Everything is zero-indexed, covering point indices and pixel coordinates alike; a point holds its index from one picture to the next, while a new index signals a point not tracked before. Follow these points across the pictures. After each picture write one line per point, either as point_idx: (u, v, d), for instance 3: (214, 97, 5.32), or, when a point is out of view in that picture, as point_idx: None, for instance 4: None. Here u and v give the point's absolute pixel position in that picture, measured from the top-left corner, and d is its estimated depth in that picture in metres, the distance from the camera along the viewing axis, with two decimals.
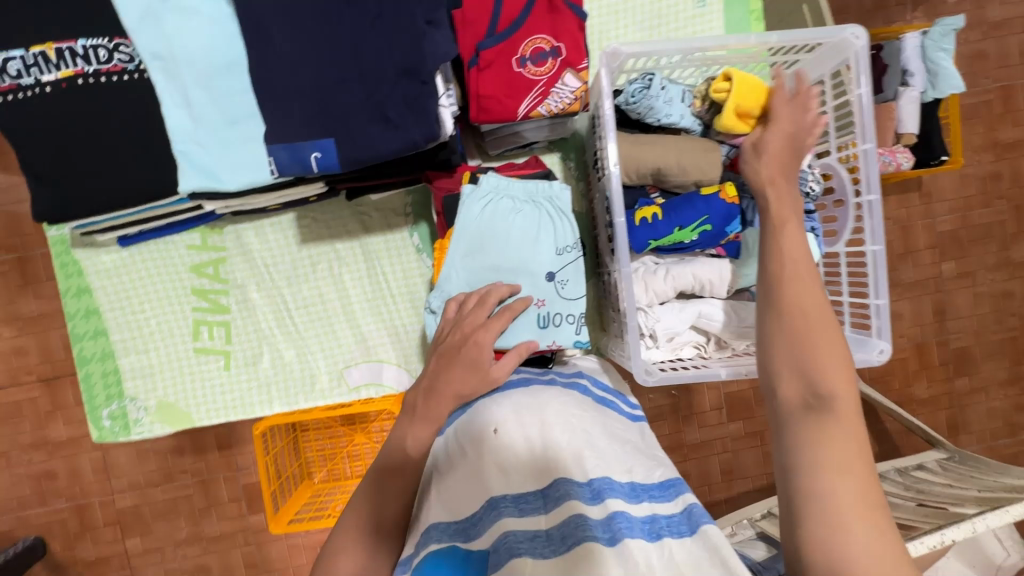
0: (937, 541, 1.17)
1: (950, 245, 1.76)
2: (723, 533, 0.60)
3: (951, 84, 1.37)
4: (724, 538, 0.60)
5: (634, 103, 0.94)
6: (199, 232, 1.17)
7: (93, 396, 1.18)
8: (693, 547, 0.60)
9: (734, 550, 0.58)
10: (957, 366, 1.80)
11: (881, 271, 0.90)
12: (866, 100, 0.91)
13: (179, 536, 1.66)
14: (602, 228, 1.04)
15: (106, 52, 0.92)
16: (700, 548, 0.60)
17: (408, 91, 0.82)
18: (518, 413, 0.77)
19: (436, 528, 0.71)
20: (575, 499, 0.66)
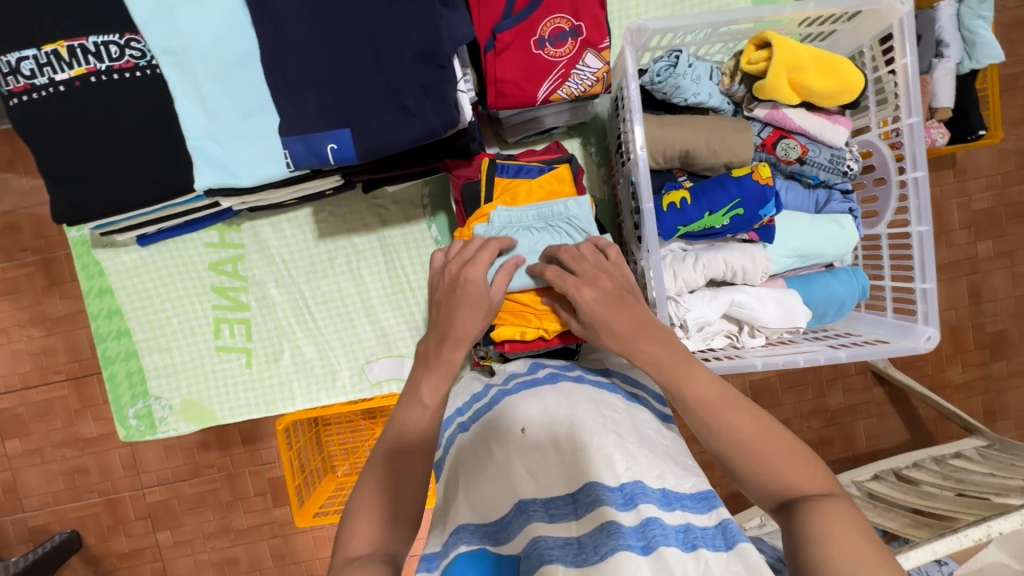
0: (982, 533, 1.12)
1: (988, 224, 1.68)
2: (760, 552, 0.60)
3: (989, 54, 1.29)
4: (761, 559, 0.59)
5: (660, 82, 0.90)
6: (216, 230, 1.16)
7: (118, 396, 1.19)
8: (730, 562, 0.61)
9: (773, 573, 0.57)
10: (995, 350, 1.72)
11: (928, 254, 0.84)
12: (913, 71, 0.85)
13: (208, 528, 1.69)
14: (628, 215, 1.00)
15: (118, 48, 0.91)
16: (737, 564, 0.60)
17: (425, 77, 0.79)
18: (547, 413, 0.77)
19: (465, 528, 0.72)
20: (607, 506, 0.67)
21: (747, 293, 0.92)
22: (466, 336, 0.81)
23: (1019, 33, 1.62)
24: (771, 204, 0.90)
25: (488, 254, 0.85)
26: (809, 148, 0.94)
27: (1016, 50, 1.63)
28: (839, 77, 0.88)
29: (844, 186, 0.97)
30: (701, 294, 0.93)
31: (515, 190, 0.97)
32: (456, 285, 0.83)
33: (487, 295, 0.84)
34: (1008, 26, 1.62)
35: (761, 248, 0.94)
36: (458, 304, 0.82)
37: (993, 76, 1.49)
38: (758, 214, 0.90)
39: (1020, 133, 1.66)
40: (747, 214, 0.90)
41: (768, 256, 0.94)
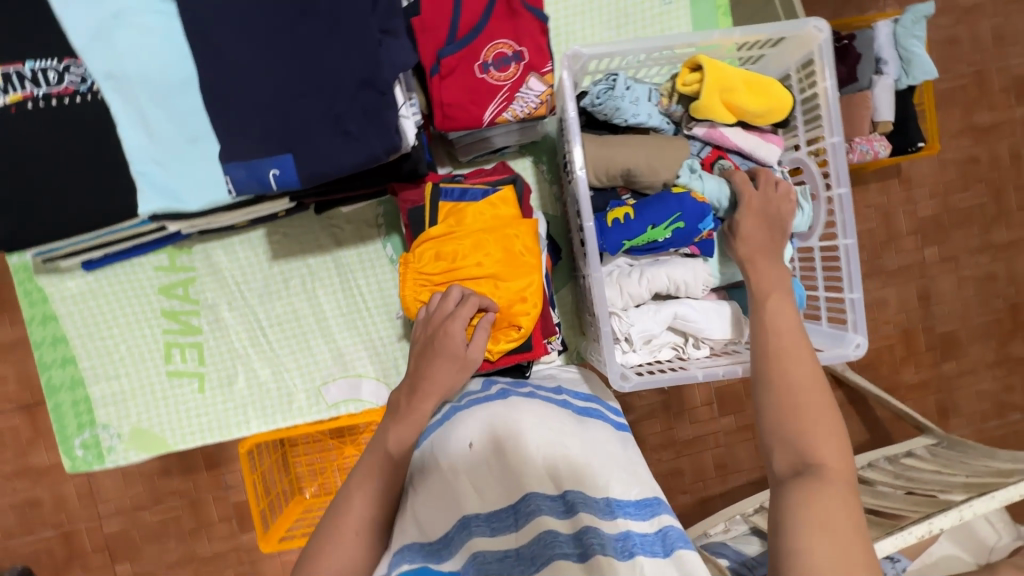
0: (925, 530, 1.16)
1: (932, 230, 1.76)
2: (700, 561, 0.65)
3: (924, 72, 1.37)
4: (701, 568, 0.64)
5: (601, 104, 0.93)
6: (166, 253, 1.14)
7: (64, 426, 1.15)
8: (665, 567, 0.65)
9: None
10: (945, 350, 1.80)
11: (854, 265, 0.89)
12: (833, 94, 0.90)
13: (170, 558, 1.63)
14: (575, 232, 1.03)
15: (57, 73, 0.90)
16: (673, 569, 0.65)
17: (367, 104, 0.80)
18: (492, 427, 0.79)
19: (408, 547, 0.68)
20: (546, 516, 0.69)
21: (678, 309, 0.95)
22: (440, 387, 0.87)
23: (952, 51, 1.72)
24: (709, 219, 0.94)
25: (467, 311, 0.91)
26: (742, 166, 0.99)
27: (951, 67, 1.73)
28: (769, 97, 0.93)
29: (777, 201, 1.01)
30: (646, 308, 0.96)
31: (460, 211, 0.99)
32: (435, 341, 0.89)
33: (465, 351, 0.90)
34: (943, 44, 1.72)
35: (702, 262, 0.97)
36: (437, 356, 0.89)
37: (930, 92, 1.58)
38: (697, 227, 0.94)
39: (958, 144, 1.76)
40: (687, 227, 0.93)
41: (709, 271, 0.97)
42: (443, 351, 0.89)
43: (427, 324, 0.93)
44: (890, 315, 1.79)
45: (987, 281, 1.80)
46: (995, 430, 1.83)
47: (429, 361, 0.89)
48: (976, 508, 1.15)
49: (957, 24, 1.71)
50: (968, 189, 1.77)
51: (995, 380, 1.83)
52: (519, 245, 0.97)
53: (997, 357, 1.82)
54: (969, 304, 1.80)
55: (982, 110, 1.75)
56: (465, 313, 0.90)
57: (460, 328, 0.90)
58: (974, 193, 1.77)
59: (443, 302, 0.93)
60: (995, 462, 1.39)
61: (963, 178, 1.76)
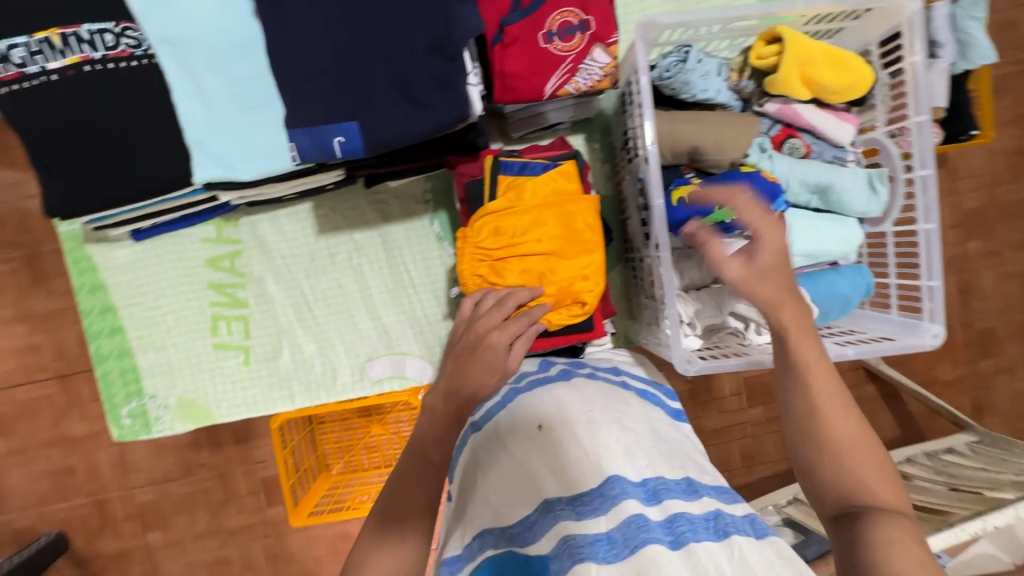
0: (979, 527, 1.14)
1: (976, 224, 1.70)
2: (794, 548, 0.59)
3: (981, 55, 1.31)
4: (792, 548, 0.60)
5: (669, 78, 0.89)
6: (214, 224, 1.13)
7: (111, 395, 1.16)
8: (763, 549, 0.59)
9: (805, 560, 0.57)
10: (983, 348, 1.75)
11: (934, 253, 0.85)
12: (922, 70, 0.85)
13: (197, 529, 1.66)
14: (634, 212, 1.00)
15: (114, 37, 0.88)
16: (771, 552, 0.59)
17: (436, 70, 0.77)
18: (562, 408, 0.76)
19: (489, 531, 0.70)
20: (633, 499, 0.65)
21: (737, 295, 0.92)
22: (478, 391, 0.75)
23: (1009, 35, 1.64)
24: (782, 200, 0.90)
25: (518, 326, 0.80)
26: (814, 147, 0.95)
27: (1006, 52, 1.65)
28: (850, 72, 0.88)
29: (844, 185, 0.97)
30: (710, 291, 0.93)
31: (519, 186, 0.95)
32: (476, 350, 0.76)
33: (505, 361, 0.77)
34: (999, 28, 1.64)
35: None
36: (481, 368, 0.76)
37: (984, 78, 1.52)
38: (767, 209, 0.90)
39: (1009, 134, 1.69)
40: None
41: (776, 254, 0.94)
42: (494, 366, 0.76)
43: (468, 330, 0.81)
44: None
45: None
46: None
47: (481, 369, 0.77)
48: None
49: (1014, 7, 1.63)
50: (1017, 181, 1.70)
51: None
52: (581, 221, 0.94)
53: None
54: (1010, 300, 1.74)
55: None
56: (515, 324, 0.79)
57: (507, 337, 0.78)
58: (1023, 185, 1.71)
59: (493, 311, 0.83)
60: None
61: (1012, 169, 1.70)
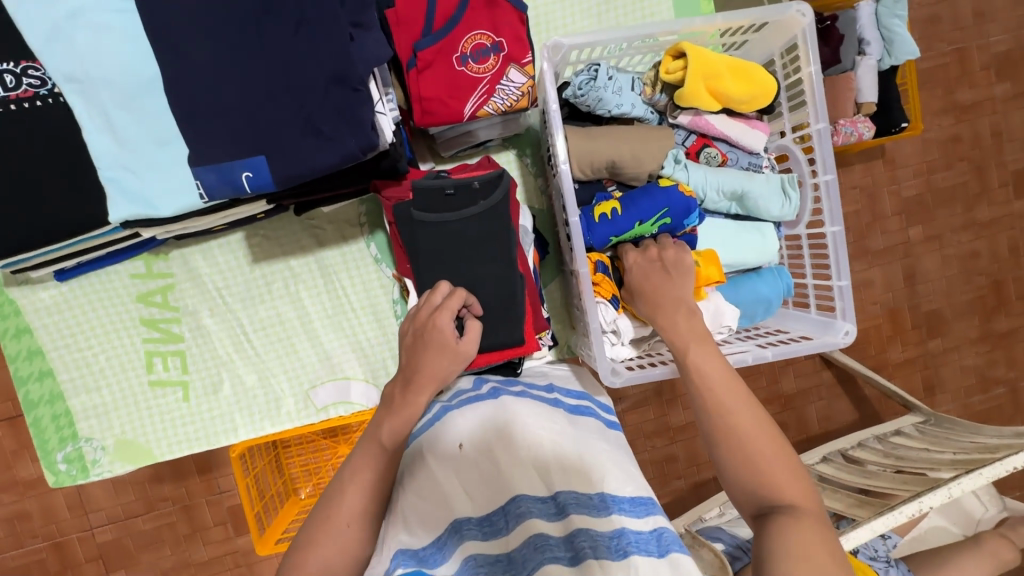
0: (915, 509, 1.17)
1: (917, 210, 1.77)
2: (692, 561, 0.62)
3: (906, 51, 1.37)
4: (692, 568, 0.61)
5: (582, 95, 0.91)
6: (142, 259, 1.11)
7: (44, 441, 1.12)
8: (659, 568, 0.62)
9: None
10: (931, 329, 1.82)
11: (841, 253, 0.88)
12: (818, 78, 0.88)
13: (165, 564, 1.62)
14: (562, 226, 1.02)
15: (15, 77, 0.86)
16: (667, 571, 0.62)
17: (339, 101, 0.77)
18: (480, 429, 0.79)
19: (402, 551, 0.67)
20: (535, 518, 0.68)
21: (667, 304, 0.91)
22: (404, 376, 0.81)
23: (933, 29, 1.72)
24: (695, 215, 0.94)
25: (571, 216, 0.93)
26: (729, 155, 0.99)
27: (932, 45, 1.72)
28: (752, 83, 0.92)
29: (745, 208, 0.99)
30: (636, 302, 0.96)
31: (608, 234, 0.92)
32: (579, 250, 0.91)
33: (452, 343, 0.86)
34: (924, 22, 1.71)
35: None
36: (425, 349, 0.85)
37: (912, 71, 1.58)
38: (682, 224, 0.94)
39: (941, 123, 1.76)
40: (673, 223, 0.93)
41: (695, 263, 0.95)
42: (433, 344, 0.85)
43: (415, 319, 0.88)
44: (876, 295, 1.80)
45: (971, 258, 1.82)
46: (980, 405, 1.86)
47: (421, 352, 0.85)
48: (964, 484, 1.16)
49: (938, 3, 1.71)
50: (951, 167, 1.78)
51: (980, 355, 1.85)
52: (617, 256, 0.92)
53: (980, 332, 1.84)
54: (952, 281, 1.81)
55: (964, 88, 1.75)
56: (454, 304, 0.87)
57: (448, 320, 0.86)
58: (957, 171, 1.78)
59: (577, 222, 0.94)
60: (980, 438, 1.41)
61: (946, 157, 1.77)
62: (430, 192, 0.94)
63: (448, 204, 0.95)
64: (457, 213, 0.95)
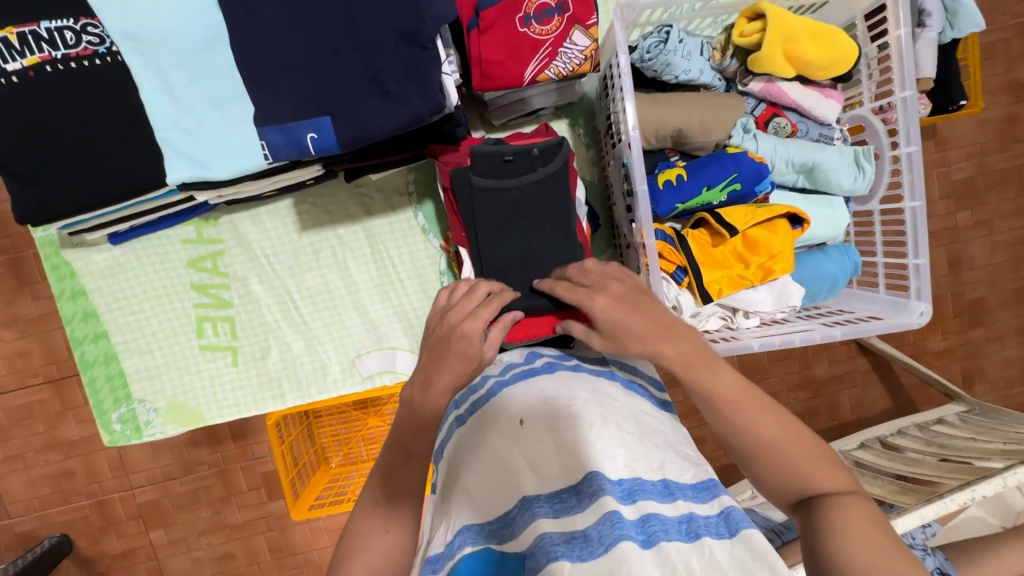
0: (967, 498, 1.14)
1: (966, 194, 1.69)
2: (764, 537, 0.58)
3: (970, 23, 1.27)
4: (767, 545, 0.57)
5: (651, 59, 0.87)
6: (193, 225, 1.11)
7: (100, 401, 1.15)
8: (733, 549, 0.58)
9: (780, 559, 0.55)
10: (973, 317, 1.76)
11: (921, 230, 0.84)
12: (906, 43, 0.83)
13: (201, 525, 1.67)
14: (619, 198, 0.99)
15: (74, 34, 0.85)
16: (742, 552, 0.57)
17: (408, 60, 0.74)
18: (542, 404, 0.78)
19: (469, 529, 0.71)
20: (609, 496, 0.64)
21: (730, 273, 0.89)
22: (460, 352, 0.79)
23: (998, 0, 1.61)
24: (767, 181, 0.90)
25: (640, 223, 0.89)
26: (799, 126, 0.95)
27: (995, 18, 1.62)
28: (833, 48, 0.87)
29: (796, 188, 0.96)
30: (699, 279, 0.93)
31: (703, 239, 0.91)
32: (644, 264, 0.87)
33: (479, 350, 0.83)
34: None
35: None
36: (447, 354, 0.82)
37: (974, 45, 1.49)
38: (753, 190, 0.90)
39: (997, 102, 1.67)
40: (743, 189, 0.89)
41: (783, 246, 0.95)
42: (455, 351, 0.81)
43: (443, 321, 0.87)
44: None
45: (1020, 245, 1.74)
46: (1020, 397, 1.81)
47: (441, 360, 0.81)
48: (1020, 475, 1.12)
49: None
50: (1005, 149, 1.69)
51: None
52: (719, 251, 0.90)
53: None
54: (1000, 269, 1.74)
55: None
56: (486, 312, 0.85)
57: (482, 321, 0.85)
58: (1012, 153, 1.69)
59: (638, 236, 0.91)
60: None
61: (1001, 138, 1.68)
62: (490, 157, 0.94)
63: (506, 170, 0.95)
64: (516, 178, 0.94)
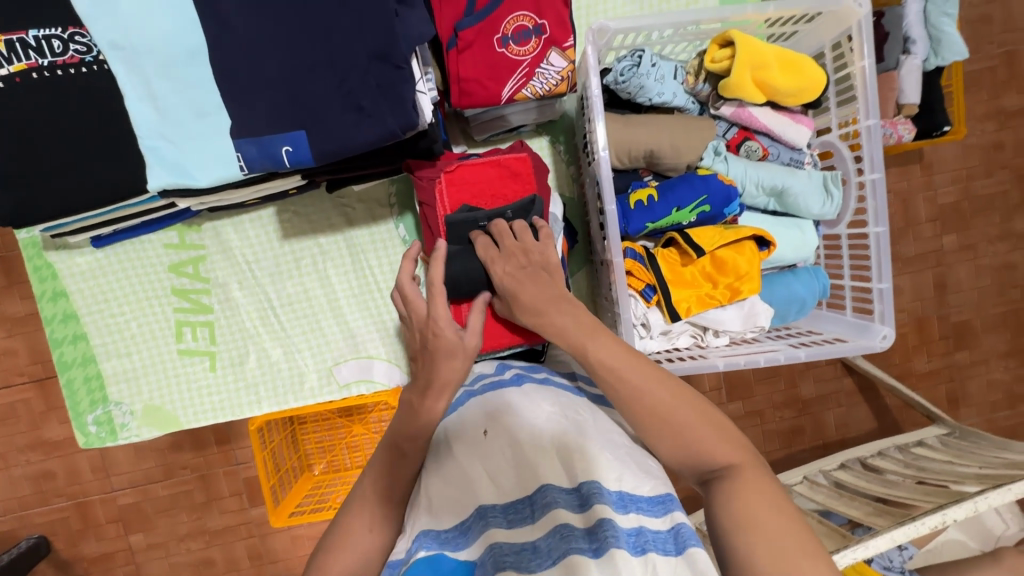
0: (938, 521, 1.14)
1: (952, 218, 1.71)
2: (710, 559, 0.60)
3: (954, 52, 1.31)
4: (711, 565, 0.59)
5: (624, 82, 0.90)
6: (176, 230, 1.12)
7: (76, 402, 1.15)
8: (677, 567, 0.60)
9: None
10: (958, 340, 1.77)
11: (884, 254, 0.86)
12: (871, 73, 0.86)
13: (181, 530, 1.66)
14: (594, 216, 1.00)
15: (61, 43, 0.87)
16: (686, 569, 0.59)
17: (383, 77, 0.76)
18: (505, 415, 0.79)
19: (425, 535, 0.71)
20: (561, 509, 0.67)
21: (698, 292, 0.90)
22: None
23: (983, 30, 1.65)
24: (736, 204, 0.91)
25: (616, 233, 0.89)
26: (770, 150, 0.97)
27: (980, 47, 1.65)
28: (802, 76, 0.89)
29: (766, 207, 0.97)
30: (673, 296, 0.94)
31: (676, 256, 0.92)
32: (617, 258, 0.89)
33: (461, 340, 0.87)
34: (974, 23, 1.64)
35: None
36: (436, 356, 0.86)
37: (958, 74, 1.52)
38: (723, 212, 0.91)
39: (983, 129, 1.70)
40: (712, 211, 0.91)
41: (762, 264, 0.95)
42: (442, 349, 0.86)
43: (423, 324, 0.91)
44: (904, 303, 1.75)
45: (1005, 270, 1.76)
46: (1005, 421, 1.82)
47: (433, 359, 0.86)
48: (991, 500, 1.13)
49: (989, 2, 1.64)
50: (991, 175, 1.71)
51: (1008, 370, 1.80)
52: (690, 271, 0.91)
53: (1010, 347, 1.79)
54: (985, 293, 1.76)
55: (1012, 94, 1.68)
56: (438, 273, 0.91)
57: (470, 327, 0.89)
58: (997, 179, 1.72)
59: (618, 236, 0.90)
60: (1007, 454, 1.37)
61: (986, 164, 1.71)
62: (465, 224, 0.95)
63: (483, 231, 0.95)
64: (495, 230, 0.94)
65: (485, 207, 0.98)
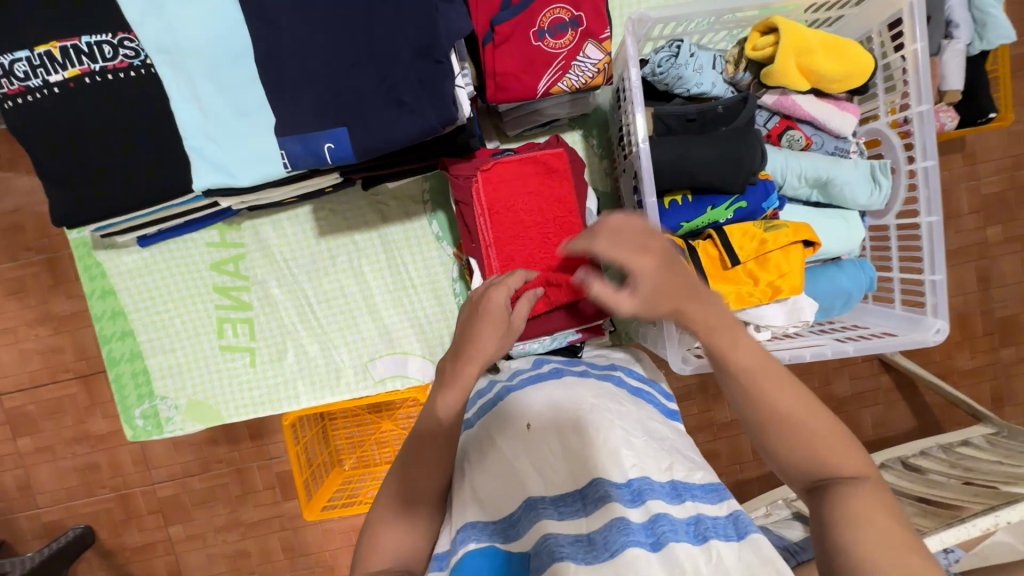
0: (991, 523, 1.09)
1: (997, 208, 1.65)
2: (772, 542, 0.60)
3: (1000, 34, 1.24)
4: (774, 549, 0.59)
5: (662, 74, 0.88)
6: (216, 229, 1.15)
7: (124, 396, 1.19)
8: (741, 552, 0.60)
9: (785, 561, 0.58)
10: (1004, 336, 1.70)
11: (938, 246, 0.82)
12: (923, 57, 0.83)
13: (218, 522, 1.71)
14: (630, 209, 1.00)
15: (111, 48, 0.89)
16: (750, 554, 0.60)
17: (424, 73, 0.77)
18: (549, 407, 0.79)
19: (473, 527, 0.70)
20: (615, 502, 0.66)
21: (739, 289, 0.88)
22: None
23: None
24: (774, 197, 0.91)
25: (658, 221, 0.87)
26: (814, 139, 0.94)
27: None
28: (848, 60, 0.87)
29: (808, 197, 0.95)
30: None
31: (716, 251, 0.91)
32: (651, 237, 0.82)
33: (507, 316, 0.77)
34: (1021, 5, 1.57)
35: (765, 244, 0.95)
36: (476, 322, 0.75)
37: (1004, 58, 1.45)
38: (760, 207, 0.91)
39: None
40: (749, 207, 0.91)
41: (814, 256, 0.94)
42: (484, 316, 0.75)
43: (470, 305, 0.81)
44: (947, 298, 1.69)
45: None
46: None
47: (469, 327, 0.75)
48: None
49: None
50: None
51: None
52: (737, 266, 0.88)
53: None
54: None
55: None
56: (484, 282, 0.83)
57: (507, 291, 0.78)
58: None
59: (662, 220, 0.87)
60: None
61: None
62: None
63: None
64: None
65: (525, 207, 0.96)
